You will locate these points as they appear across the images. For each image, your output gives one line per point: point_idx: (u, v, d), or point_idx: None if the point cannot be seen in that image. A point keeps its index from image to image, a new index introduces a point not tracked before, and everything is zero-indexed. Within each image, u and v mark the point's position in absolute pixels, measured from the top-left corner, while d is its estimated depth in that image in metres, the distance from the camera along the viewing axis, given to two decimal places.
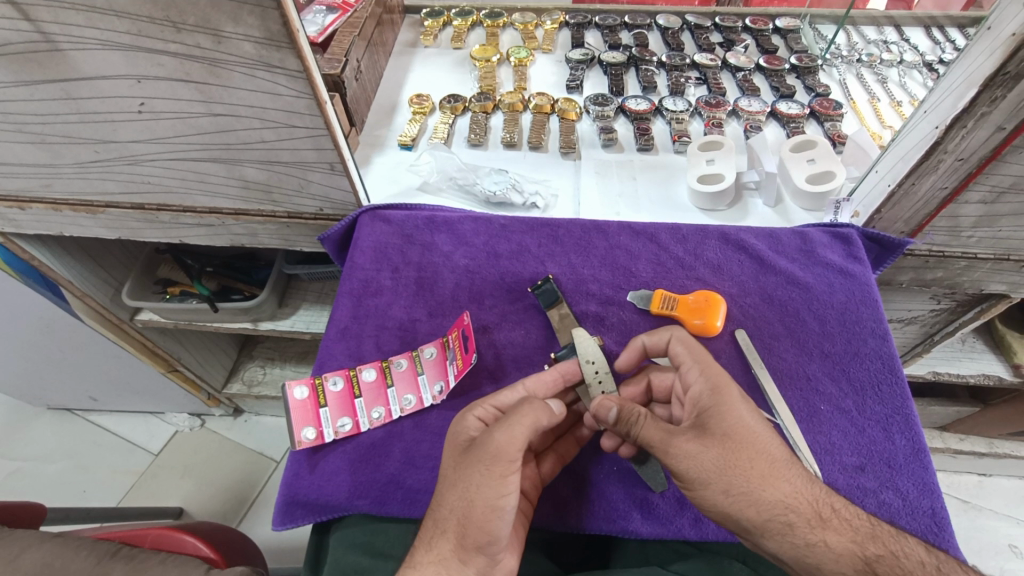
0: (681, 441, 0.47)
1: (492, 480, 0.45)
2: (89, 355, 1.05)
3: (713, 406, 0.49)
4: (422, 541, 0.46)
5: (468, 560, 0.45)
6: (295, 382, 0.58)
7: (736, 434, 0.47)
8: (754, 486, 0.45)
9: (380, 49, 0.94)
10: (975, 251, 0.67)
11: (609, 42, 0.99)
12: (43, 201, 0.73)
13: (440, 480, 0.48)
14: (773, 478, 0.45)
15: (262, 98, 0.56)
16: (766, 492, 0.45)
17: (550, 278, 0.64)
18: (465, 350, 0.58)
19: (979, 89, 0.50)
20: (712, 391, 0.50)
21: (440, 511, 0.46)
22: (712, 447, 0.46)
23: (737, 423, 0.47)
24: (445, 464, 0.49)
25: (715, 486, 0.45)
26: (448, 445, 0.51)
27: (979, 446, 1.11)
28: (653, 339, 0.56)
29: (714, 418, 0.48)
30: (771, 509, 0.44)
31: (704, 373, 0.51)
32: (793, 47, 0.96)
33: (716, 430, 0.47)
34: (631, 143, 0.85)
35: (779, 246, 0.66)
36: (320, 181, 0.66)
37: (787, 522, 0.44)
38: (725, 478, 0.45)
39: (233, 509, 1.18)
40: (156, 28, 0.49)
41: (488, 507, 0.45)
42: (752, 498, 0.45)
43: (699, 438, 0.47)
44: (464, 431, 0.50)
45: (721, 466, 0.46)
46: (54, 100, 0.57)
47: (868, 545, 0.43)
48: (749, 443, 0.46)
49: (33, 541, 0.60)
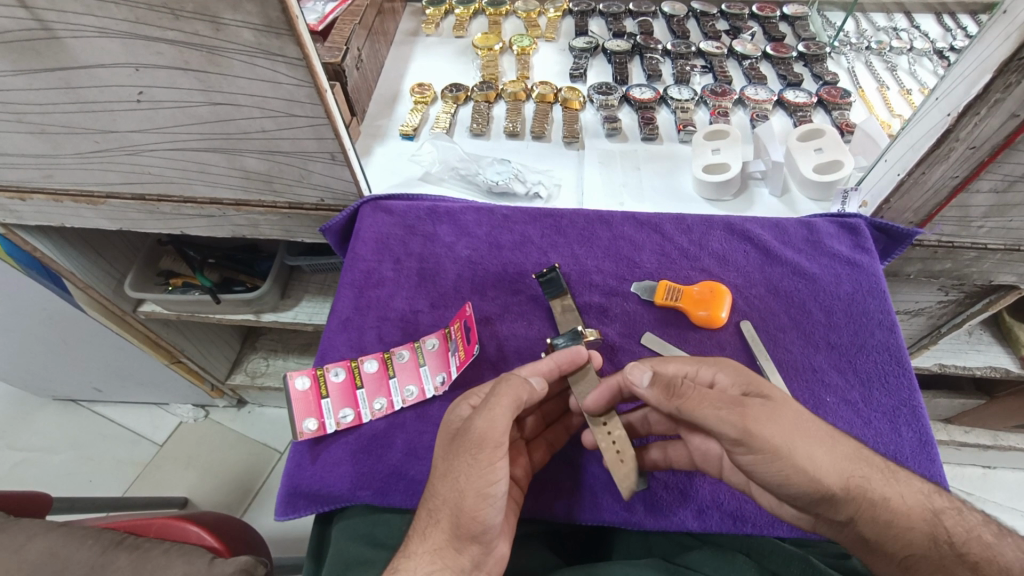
0: (754, 405, 0.45)
1: (479, 470, 0.45)
2: (93, 347, 1.05)
3: (755, 376, 0.48)
4: (417, 533, 0.46)
5: (463, 549, 0.45)
6: (297, 373, 0.58)
7: (789, 398, 0.47)
8: (830, 441, 0.45)
9: (381, 38, 0.93)
10: (985, 242, 0.66)
11: (613, 30, 0.98)
12: (45, 192, 0.73)
13: (433, 471, 0.48)
14: (838, 436, 0.46)
15: (262, 87, 0.55)
16: (838, 448, 0.45)
17: (556, 267, 0.63)
18: (467, 341, 0.58)
19: (993, 75, 0.49)
20: (741, 368, 0.50)
21: (433, 502, 0.46)
22: (781, 409, 0.45)
23: (783, 390, 0.48)
24: (436, 455, 0.49)
25: (802, 446, 0.44)
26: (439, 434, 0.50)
27: (983, 439, 1.10)
28: (629, 371, 0.52)
29: (763, 385, 0.48)
30: (847, 464, 0.44)
31: (720, 358, 0.51)
32: (801, 34, 0.95)
33: (773, 393, 0.47)
34: (635, 132, 0.84)
35: (785, 237, 0.65)
36: (321, 171, 0.66)
37: (864, 476, 0.44)
38: (803, 436, 0.44)
39: (237, 500, 1.19)
40: (154, 15, 0.49)
41: (476, 496, 0.45)
42: (831, 458, 0.44)
43: (765, 402, 0.46)
44: (451, 420, 0.50)
45: (791, 430, 0.44)
46: (52, 89, 0.57)
47: (934, 499, 0.45)
48: (805, 405, 0.47)
49: (37, 530, 0.60)
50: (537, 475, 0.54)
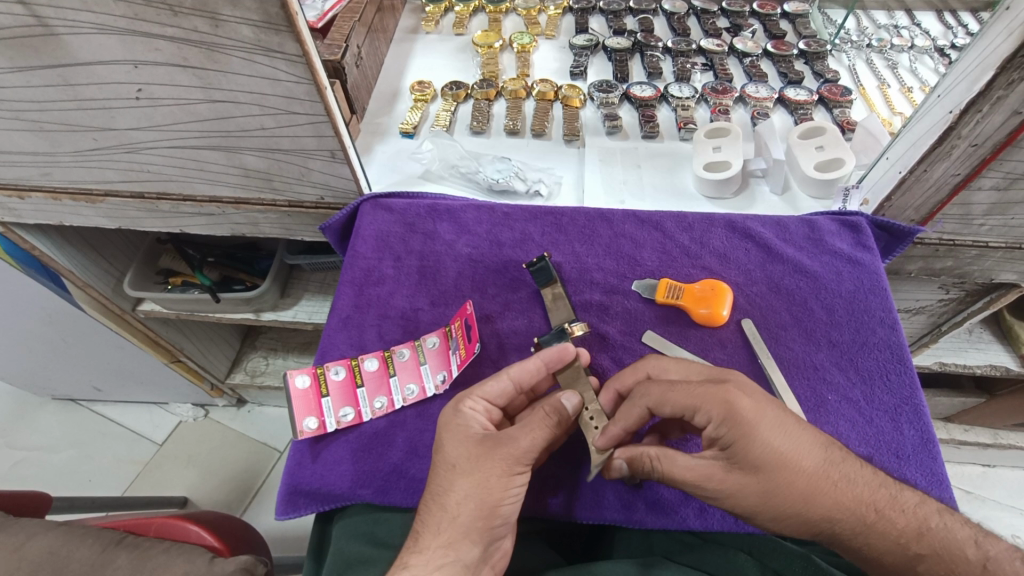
0: (716, 484, 0.46)
1: (510, 471, 0.47)
2: (91, 345, 1.05)
3: (737, 438, 0.45)
4: (426, 528, 0.46)
5: (478, 544, 0.45)
6: (297, 372, 0.57)
7: (767, 463, 0.44)
8: (797, 507, 0.44)
9: (381, 36, 0.93)
10: (986, 239, 0.66)
11: (613, 28, 0.98)
12: (43, 190, 0.72)
13: (447, 469, 0.48)
14: (814, 494, 0.44)
15: (262, 84, 0.55)
16: (810, 510, 0.44)
17: (545, 256, 0.63)
18: (468, 340, 0.58)
19: (996, 72, 0.49)
20: (728, 421, 0.46)
21: (452, 498, 0.46)
22: (746, 484, 0.45)
23: (766, 451, 0.45)
24: (450, 453, 0.48)
25: (762, 514, 0.45)
26: (446, 434, 0.49)
27: (984, 438, 1.10)
28: (626, 419, 0.50)
29: (741, 451, 0.45)
30: (817, 523, 0.45)
31: (711, 406, 0.46)
32: (802, 32, 0.95)
33: (746, 464, 0.45)
34: (635, 130, 0.84)
35: (786, 234, 0.65)
36: (321, 169, 0.65)
37: (834, 532, 0.44)
38: (766, 509, 0.45)
39: (237, 499, 1.19)
40: (153, 11, 0.48)
41: (503, 497, 0.46)
42: (801, 518, 0.45)
43: (731, 474, 0.46)
44: (467, 421, 0.50)
45: (759, 499, 0.45)
46: (51, 86, 0.56)
47: (911, 545, 0.43)
48: (782, 468, 0.44)
49: (36, 529, 0.60)
50: (540, 475, 0.54)
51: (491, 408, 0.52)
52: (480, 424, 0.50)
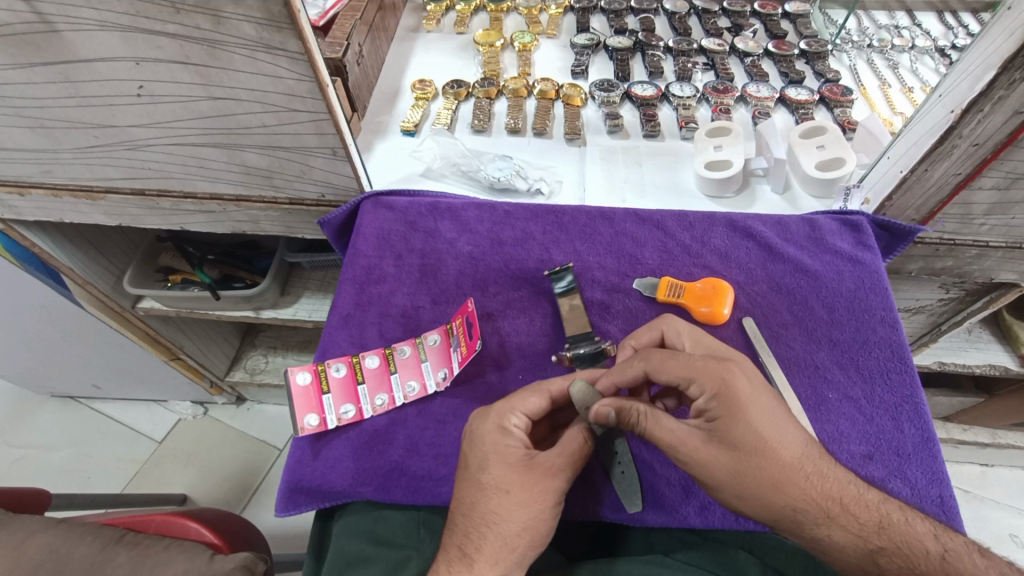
0: (689, 453, 0.46)
1: (558, 499, 0.48)
2: (91, 343, 1.05)
3: (724, 412, 0.46)
4: (480, 555, 0.45)
5: (524, 566, 0.47)
6: (298, 369, 0.57)
7: (745, 441, 0.45)
8: (763, 491, 0.44)
9: (382, 34, 0.93)
10: (986, 239, 0.66)
11: (614, 27, 0.98)
12: (43, 187, 0.72)
13: (498, 494, 0.47)
14: (781, 481, 0.44)
15: (263, 81, 0.55)
16: (776, 497, 0.44)
17: (568, 265, 0.63)
18: (469, 337, 0.57)
19: (997, 71, 0.49)
20: (720, 395, 0.46)
21: (509, 525, 0.46)
22: (721, 457, 0.45)
23: (749, 430, 0.45)
24: (502, 478, 0.47)
25: (725, 492, 0.45)
26: (493, 455, 0.48)
27: (982, 437, 1.11)
28: (617, 375, 0.52)
29: (724, 426, 0.45)
30: (778, 510, 0.44)
31: (707, 378, 0.47)
32: (802, 31, 0.95)
33: (726, 438, 0.45)
34: (636, 129, 0.84)
35: (787, 234, 0.65)
36: (322, 166, 0.65)
37: (795, 522, 0.44)
38: (732, 487, 0.45)
39: (237, 497, 1.19)
40: (154, 8, 0.48)
41: (552, 523, 0.47)
42: (765, 503, 0.44)
43: (709, 446, 0.46)
44: (512, 443, 0.49)
45: (729, 476, 0.45)
46: (52, 83, 0.56)
47: (872, 538, 0.43)
48: (757, 449, 0.44)
49: (36, 527, 0.60)
50: None
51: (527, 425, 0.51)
52: (523, 445, 0.49)
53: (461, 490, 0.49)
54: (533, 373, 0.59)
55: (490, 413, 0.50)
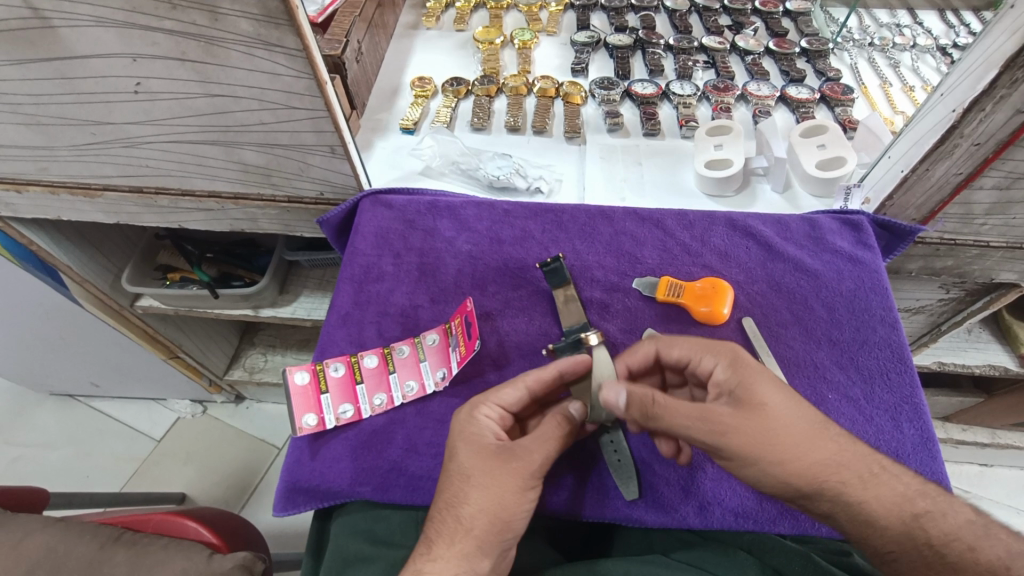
0: (724, 418, 0.45)
1: (524, 487, 0.47)
2: (89, 341, 1.04)
3: (744, 377, 0.47)
4: (439, 538, 0.45)
5: (489, 555, 0.45)
6: (296, 368, 0.57)
7: (772, 402, 0.46)
8: (804, 450, 0.45)
9: (381, 31, 0.92)
10: (987, 239, 0.66)
11: (615, 25, 0.97)
12: (41, 184, 0.72)
13: (461, 479, 0.47)
14: (819, 440, 0.45)
15: (261, 79, 0.55)
16: (815, 454, 0.45)
17: (559, 256, 0.63)
18: (468, 337, 0.57)
19: (999, 70, 0.49)
20: (734, 363, 0.48)
21: (467, 509, 0.46)
22: (750, 419, 0.45)
23: (770, 392, 0.46)
24: (466, 463, 0.48)
25: (767, 458, 0.44)
26: (460, 442, 0.49)
27: (982, 437, 1.11)
28: (630, 357, 0.53)
29: (747, 389, 0.46)
30: (822, 472, 0.44)
31: (717, 350, 0.49)
32: (804, 30, 0.94)
33: (753, 400, 0.46)
34: (636, 128, 0.84)
35: (787, 233, 0.65)
36: (320, 164, 0.65)
37: (839, 484, 0.44)
38: (772, 448, 0.44)
39: (236, 495, 1.19)
40: (152, 4, 0.48)
41: (517, 512, 0.46)
42: (805, 463, 0.44)
43: (736, 412, 0.45)
44: (481, 430, 0.49)
45: (763, 438, 0.45)
46: (49, 79, 0.56)
47: (916, 501, 0.45)
48: (787, 409, 0.46)
49: (34, 525, 0.60)
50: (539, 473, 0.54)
51: (504, 415, 0.51)
52: (494, 433, 0.50)
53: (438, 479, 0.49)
54: None
55: (467, 404, 0.52)
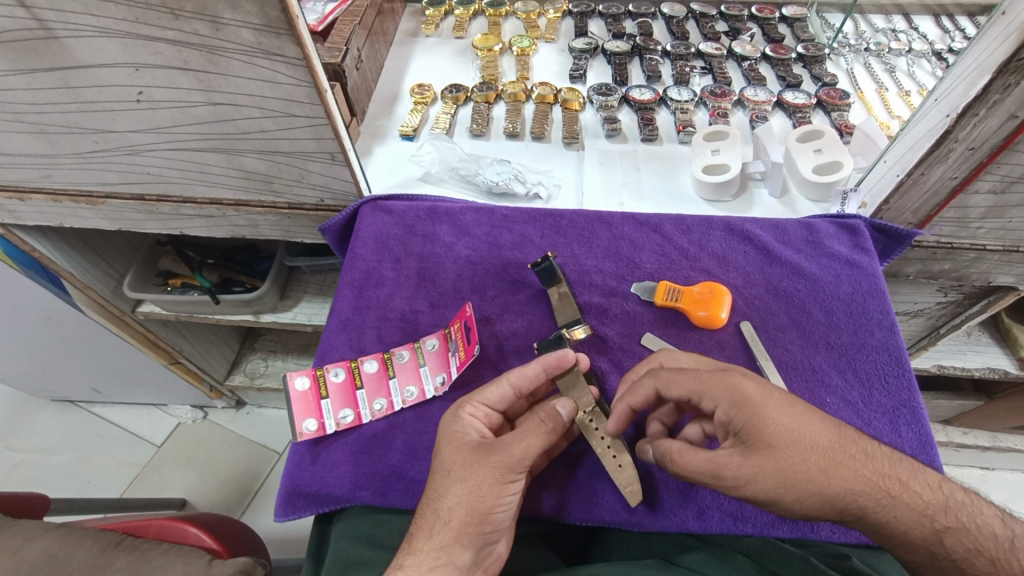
0: (734, 471, 0.45)
1: (501, 480, 0.47)
2: (90, 347, 1.05)
3: (747, 420, 0.45)
4: (419, 531, 0.46)
5: (469, 548, 0.45)
6: (297, 373, 0.57)
7: (780, 442, 0.44)
8: (820, 484, 0.44)
9: (381, 39, 0.93)
10: (984, 243, 0.67)
11: (613, 31, 0.98)
12: (43, 192, 0.73)
13: (441, 474, 0.48)
14: (833, 469, 0.44)
15: (261, 87, 0.55)
16: (831, 485, 0.44)
17: (549, 256, 0.63)
18: (467, 341, 0.57)
19: (992, 76, 0.49)
20: (735, 404, 0.46)
21: (445, 502, 0.46)
22: (764, 464, 0.44)
23: (777, 429, 0.45)
24: (446, 459, 0.48)
25: (786, 499, 0.44)
26: (442, 439, 0.50)
27: (982, 440, 1.11)
28: (633, 397, 0.51)
29: (752, 433, 0.45)
30: (842, 499, 0.44)
31: (717, 390, 0.47)
32: (800, 35, 0.95)
33: (761, 445, 0.44)
34: (634, 133, 0.84)
35: (784, 237, 0.65)
36: (320, 171, 0.65)
37: (859, 508, 0.44)
38: (788, 491, 0.44)
39: (236, 501, 1.19)
40: (154, 15, 0.49)
41: (496, 505, 0.46)
42: (823, 496, 0.44)
43: (749, 458, 0.44)
44: (462, 426, 0.50)
45: (781, 479, 0.44)
46: (52, 88, 0.56)
47: (937, 517, 0.44)
48: (796, 446, 0.44)
49: (35, 531, 0.60)
50: (538, 477, 0.54)
51: (491, 412, 0.52)
52: (476, 430, 0.50)
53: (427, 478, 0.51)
54: None
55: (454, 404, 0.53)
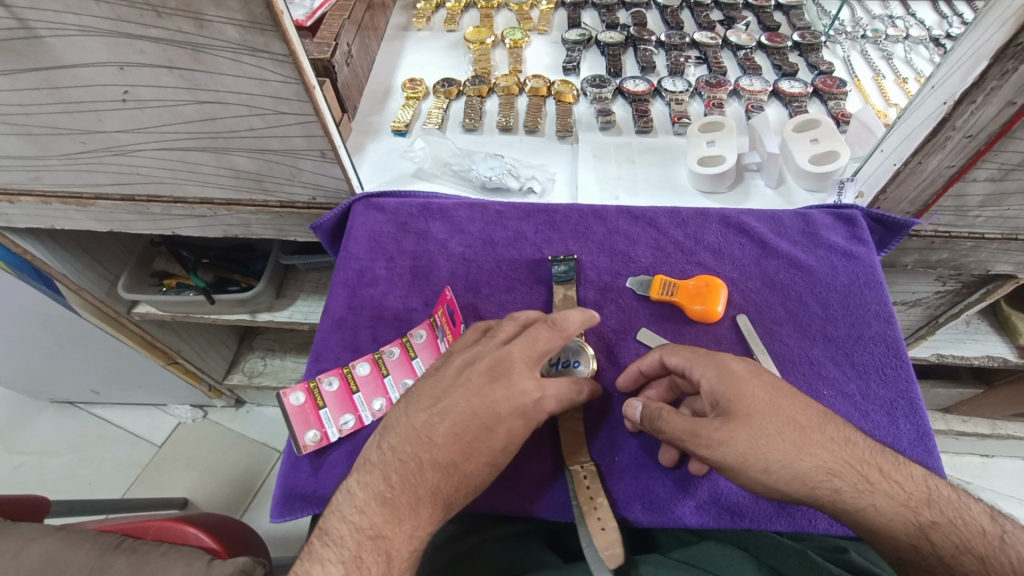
0: (711, 432, 0.45)
1: None
2: (87, 348, 1.04)
3: (729, 390, 0.47)
4: (438, 488, 0.47)
5: None
6: (290, 390, 0.57)
7: (757, 413, 0.45)
8: (791, 457, 0.44)
9: (371, 34, 0.92)
10: (982, 231, 0.66)
11: (606, 22, 0.97)
12: (33, 194, 0.72)
13: (493, 456, 0.48)
14: (807, 445, 0.45)
15: (249, 84, 0.54)
16: (802, 461, 0.45)
17: (573, 257, 0.64)
18: (454, 324, 0.58)
19: (990, 62, 0.48)
20: (722, 375, 0.47)
21: (477, 490, 0.48)
22: (738, 431, 0.45)
23: (755, 402, 0.46)
24: (508, 457, 0.49)
25: (753, 467, 0.44)
26: (515, 424, 0.48)
27: (982, 428, 1.10)
28: (642, 359, 0.54)
29: (733, 402, 0.46)
30: (813, 478, 0.44)
31: (707, 360, 0.49)
32: (796, 24, 0.94)
33: (740, 412, 0.45)
34: (629, 125, 0.83)
35: (781, 229, 0.65)
36: (311, 169, 0.65)
37: (833, 491, 0.44)
38: (757, 459, 0.44)
39: (237, 500, 1.19)
40: (136, 12, 0.48)
41: None
42: (792, 471, 0.44)
43: (725, 424, 0.45)
44: (535, 418, 0.49)
45: (749, 448, 0.45)
46: (37, 90, 0.56)
47: (921, 511, 0.44)
48: (771, 418, 0.45)
49: (34, 535, 0.60)
50: (535, 476, 0.53)
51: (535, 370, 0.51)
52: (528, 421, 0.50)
53: (457, 426, 0.47)
54: None
55: (534, 382, 0.50)
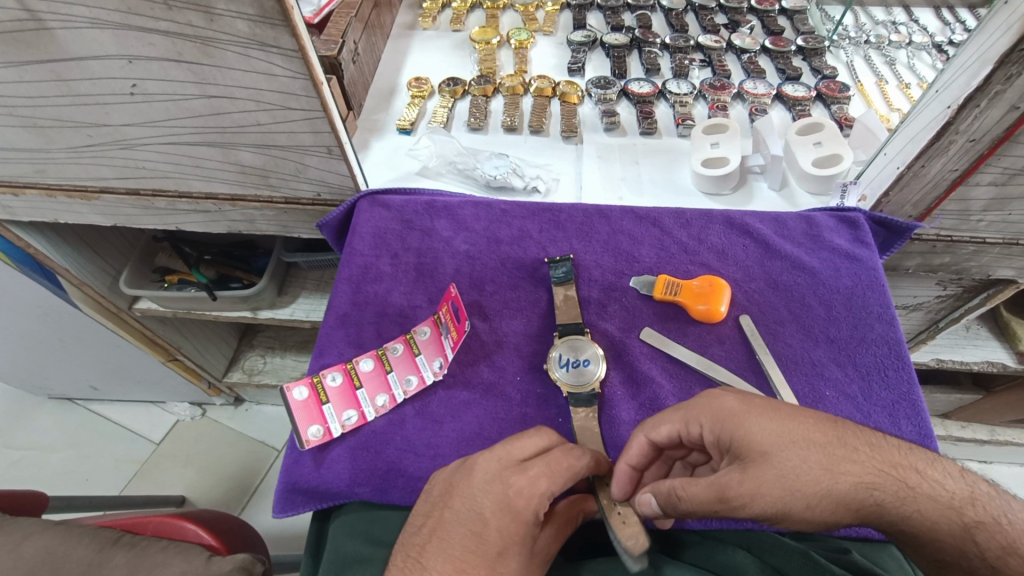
0: (737, 490, 0.43)
1: None
2: (86, 343, 1.04)
3: (735, 433, 0.45)
4: None
5: None
6: (293, 384, 0.56)
7: (773, 446, 0.44)
8: (826, 484, 0.43)
9: (377, 32, 0.92)
10: (983, 235, 0.66)
11: (611, 24, 0.97)
12: (37, 187, 0.72)
13: (486, 566, 0.43)
14: (837, 465, 0.43)
15: (257, 79, 0.55)
16: (838, 482, 0.43)
17: (568, 256, 0.64)
18: (458, 321, 0.59)
19: (994, 66, 0.49)
20: (719, 420, 0.46)
21: None
22: (764, 474, 0.43)
23: (766, 435, 0.44)
24: (504, 558, 0.43)
25: (795, 508, 0.43)
26: (500, 515, 0.44)
27: (981, 434, 1.11)
28: (627, 454, 0.49)
29: (744, 444, 0.45)
30: (853, 497, 0.42)
31: (699, 412, 0.47)
32: (799, 28, 0.94)
33: (756, 454, 0.44)
34: (633, 127, 0.84)
35: (784, 231, 0.65)
36: (317, 165, 0.65)
37: (875, 504, 0.42)
38: (795, 498, 0.43)
39: (236, 497, 1.19)
40: (146, 6, 0.48)
41: None
42: (830, 497, 0.43)
43: (747, 472, 0.44)
44: (526, 509, 0.44)
45: (784, 489, 0.43)
46: (44, 81, 0.56)
47: (965, 510, 0.41)
48: (791, 447, 0.44)
49: (33, 529, 0.60)
50: None
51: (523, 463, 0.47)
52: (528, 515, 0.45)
53: (442, 536, 0.44)
54: (530, 375, 0.58)
55: (517, 469, 0.46)
